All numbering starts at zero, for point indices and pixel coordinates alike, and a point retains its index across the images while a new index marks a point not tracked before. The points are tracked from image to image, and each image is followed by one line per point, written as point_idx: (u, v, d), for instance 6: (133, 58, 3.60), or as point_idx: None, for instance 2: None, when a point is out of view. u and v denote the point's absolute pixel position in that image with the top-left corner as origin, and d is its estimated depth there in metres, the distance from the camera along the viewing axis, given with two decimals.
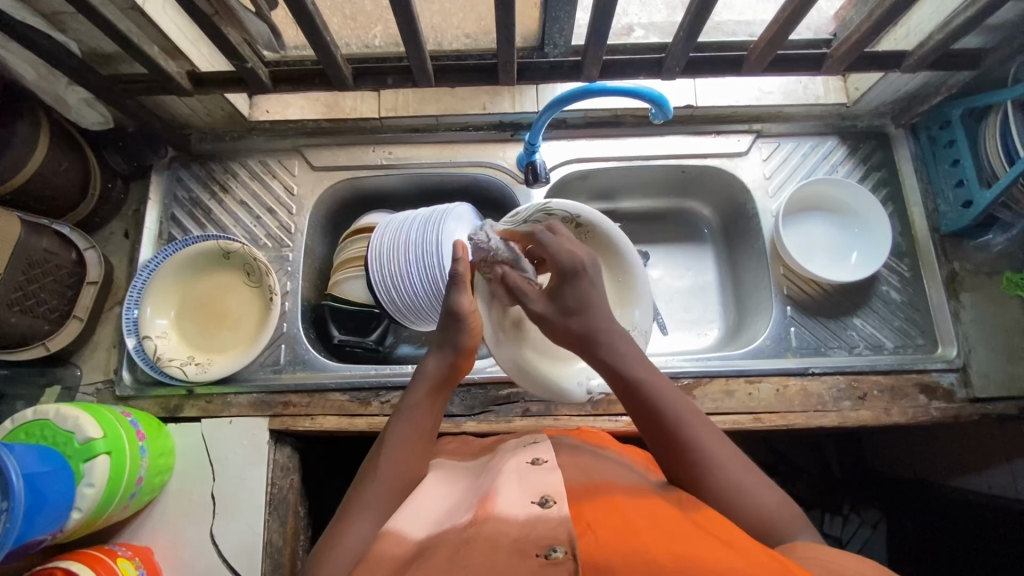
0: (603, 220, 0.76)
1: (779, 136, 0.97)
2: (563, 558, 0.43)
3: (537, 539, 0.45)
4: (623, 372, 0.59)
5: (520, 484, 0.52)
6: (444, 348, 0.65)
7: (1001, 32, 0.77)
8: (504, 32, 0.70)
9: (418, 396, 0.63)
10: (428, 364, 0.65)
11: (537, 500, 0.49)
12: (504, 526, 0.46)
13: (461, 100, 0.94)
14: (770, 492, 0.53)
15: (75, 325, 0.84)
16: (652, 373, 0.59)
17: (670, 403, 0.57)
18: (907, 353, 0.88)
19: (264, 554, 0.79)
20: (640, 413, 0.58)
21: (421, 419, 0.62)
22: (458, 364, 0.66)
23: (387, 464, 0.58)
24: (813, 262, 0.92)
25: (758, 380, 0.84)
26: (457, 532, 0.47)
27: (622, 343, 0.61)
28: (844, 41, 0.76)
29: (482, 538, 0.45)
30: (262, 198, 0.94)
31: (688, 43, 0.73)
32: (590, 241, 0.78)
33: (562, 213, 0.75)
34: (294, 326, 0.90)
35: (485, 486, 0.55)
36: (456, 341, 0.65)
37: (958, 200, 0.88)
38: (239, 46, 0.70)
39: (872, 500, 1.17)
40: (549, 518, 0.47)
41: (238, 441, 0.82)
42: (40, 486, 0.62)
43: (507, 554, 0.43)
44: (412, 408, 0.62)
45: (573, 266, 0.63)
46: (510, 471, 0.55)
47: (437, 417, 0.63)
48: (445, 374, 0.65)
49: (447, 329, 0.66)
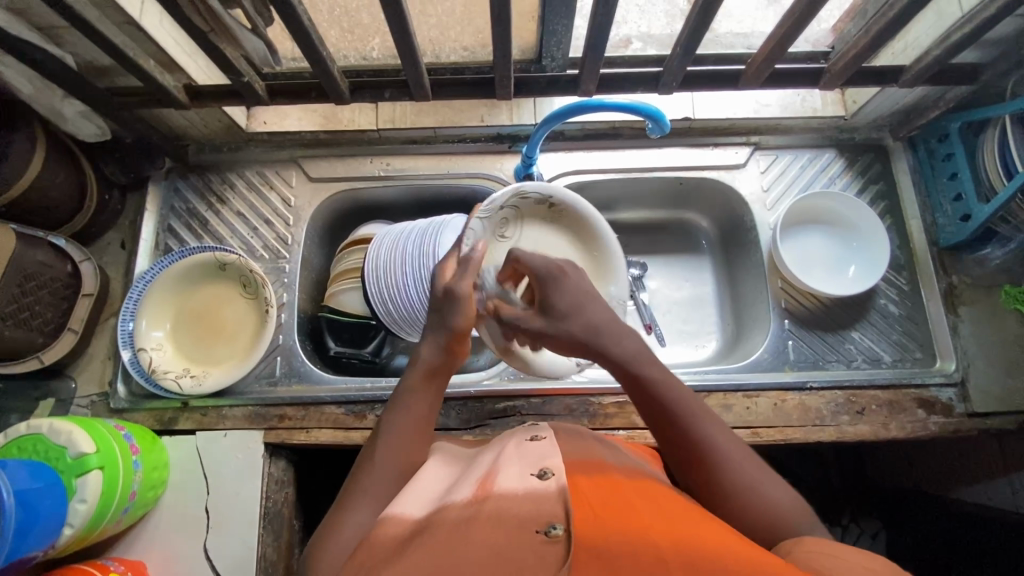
0: (577, 199, 0.74)
1: (777, 149, 0.97)
2: (562, 535, 0.42)
3: (537, 516, 0.44)
4: (632, 372, 0.57)
5: (519, 463, 0.52)
6: (437, 331, 0.62)
7: (999, 47, 0.77)
8: (502, 47, 0.70)
9: (413, 384, 0.60)
10: (422, 351, 0.61)
11: (536, 474, 0.50)
12: (505, 502, 0.46)
13: (458, 112, 0.95)
14: (776, 484, 0.53)
15: (70, 337, 0.83)
16: (660, 372, 0.57)
17: (681, 402, 0.55)
18: (906, 366, 0.88)
19: (258, 569, 0.79)
20: (648, 412, 0.56)
21: (416, 409, 0.59)
22: (455, 349, 0.62)
23: (383, 456, 0.56)
24: (811, 276, 0.92)
25: (756, 394, 0.84)
26: (457, 508, 0.47)
27: (628, 339, 0.59)
28: (842, 55, 0.76)
29: (485, 515, 0.45)
30: (259, 209, 0.94)
31: (685, 57, 0.74)
32: (563, 218, 0.76)
33: (536, 194, 0.73)
34: (290, 339, 0.89)
35: (484, 468, 0.54)
36: (450, 323, 0.61)
37: (956, 214, 0.87)
38: (236, 61, 0.70)
39: (872, 511, 1.17)
40: (549, 494, 0.47)
41: (233, 454, 0.82)
42: (32, 502, 0.61)
43: (508, 530, 0.43)
44: (408, 396, 0.59)
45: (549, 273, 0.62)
46: (508, 454, 0.56)
47: (432, 405, 0.60)
48: (443, 359, 0.62)
49: (440, 315, 0.62)
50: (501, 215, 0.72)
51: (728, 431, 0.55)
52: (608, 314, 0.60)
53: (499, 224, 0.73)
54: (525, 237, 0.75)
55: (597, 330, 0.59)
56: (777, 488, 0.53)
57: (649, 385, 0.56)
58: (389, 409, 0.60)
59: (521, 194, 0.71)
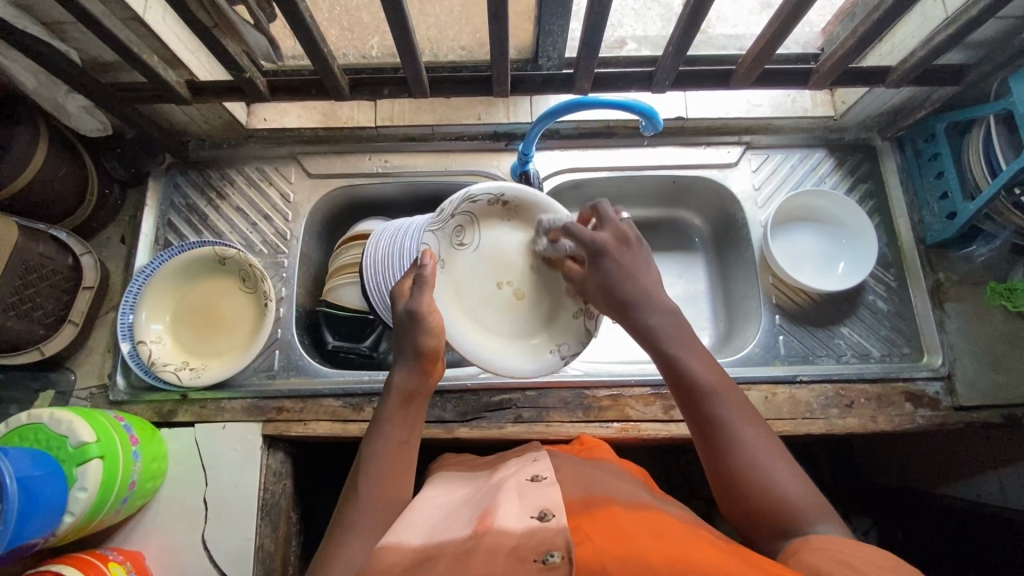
0: (525, 192, 0.75)
1: (767, 148, 0.99)
2: (560, 562, 0.44)
3: (534, 546, 0.46)
4: (658, 342, 0.62)
5: (519, 501, 0.53)
6: (405, 356, 0.65)
7: (982, 48, 0.78)
8: (498, 45, 0.71)
9: (389, 410, 0.64)
10: (397, 376, 0.65)
11: (536, 513, 0.50)
12: (502, 537, 0.47)
13: (455, 109, 0.96)
14: (790, 472, 0.54)
15: (71, 329, 0.84)
16: (687, 346, 0.61)
17: (704, 375, 0.59)
18: (893, 361, 0.89)
19: (256, 559, 0.79)
20: (672, 383, 0.60)
21: (398, 430, 0.63)
22: (425, 370, 0.66)
23: (367, 485, 0.59)
24: (801, 273, 0.94)
25: (747, 387, 0.86)
26: (457, 543, 0.48)
27: (656, 313, 0.63)
28: (830, 56, 0.78)
29: (481, 549, 0.46)
30: (259, 204, 0.95)
31: (678, 56, 0.75)
32: (523, 214, 0.77)
33: (486, 196, 0.74)
34: (288, 333, 0.90)
35: (486, 502, 0.56)
36: (417, 345, 0.65)
37: (942, 211, 0.89)
38: (238, 56, 0.71)
39: (863, 509, 1.18)
40: (548, 528, 0.48)
41: (231, 446, 0.83)
42: (34, 490, 0.62)
43: (505, 559, 0.44)
44: (386, 423, 0.63)
45: (596, 247, 0.66)
46: (510, 491, 0.56)
47: (413, 426, 0.64)
48: (416, 383, 0.65)
49: (406, 335, 0.65)
50: (454, 224, 0.75)
51: (750, 412, 0.58)
52: (643, 288, 0.64)
53: (455, 231, 0.75)
54: (486, 238, 0.76)
55: (633, 297, 0.64)
56: (788, 476, 0.54)
57: (675, 356, 0.60)
58: (369, 439, 0.63)
59: (469, 199, 0.74)
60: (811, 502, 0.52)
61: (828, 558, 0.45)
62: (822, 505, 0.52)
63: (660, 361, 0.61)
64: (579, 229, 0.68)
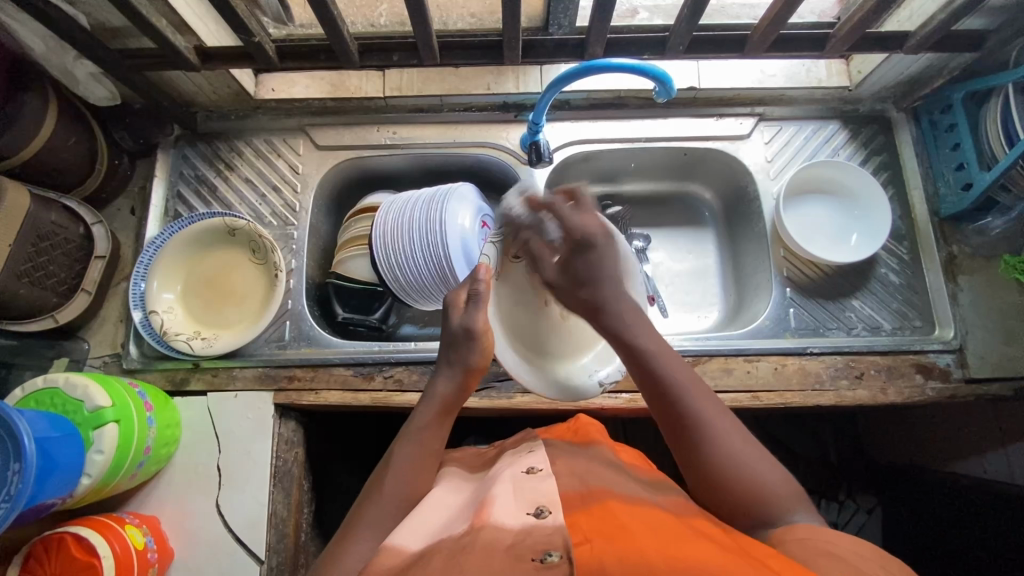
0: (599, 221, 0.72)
1: (781, 120, 0.97)
2: (559, 561, 0.43)
3: (532, 545, 0.45)
4: (629, 342, 0.62)
5: (515, 495, 0.53)
6: (454, 368, 0.67)
7: (1003, 14, 0.77)
8: (511, 7, 0.70)
9: (426, 417, 0.65)
10: (438, 386, 0.67)
11: (531, 510, 0.50)
12: (498, 532, 0.47)
13: (464, 79, 0.95)
14: (766, 462, 0.56)
15: (84, 298, 0.85)
16: (658, 344, 0.62)
17: (673, 373, 0.60)
18: (904, 334, 0.89)
19: (269, 526, 0.80)
20: (643, 379, 0.61)
21: (428, 440, 0.64)
22: (466, 385, 0.67)
23: (392, 482, 0.60)
24: (813, 244, 0.93)
25: (757, 359, 0.86)
26: (452, 542, 0.48)
27: (627, 308, 0.64)
28: (846, 21, 0.77)
29: (478, 544, 0.46)
30: (268, 176, 0.95)
31: (691, 21, 0.74)
32: None
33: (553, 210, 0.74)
34: (299, 304, 0.91)
35: (483, 495, 0.56)
36: (466, 361, 0.67)
37: (958, 183, 0.88)
38: (247, 19, 0.71)
39: (868, 487, 1.18)
40: (544, 526, 0.48)
41: (242, 415, 0.84)
42: (52, 451, 0.63)
43: (501, 558, 0.44)
44: (422, 428, 0.64)
45: (584, 238, 0.65)
46: (505, 484, 0.56)
47: (441, 436, 0.66)
48: (455, 396, 0.67)
49: (459, 351, 0.67)
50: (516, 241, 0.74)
51: (720, 407, 0.59)
52: (617, 291, 0.64)
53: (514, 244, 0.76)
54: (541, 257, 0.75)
55: (600, 295, 0.63)
56: (765, 466, 0.56)
57: (649, 356, 0.61)
58: (399, 439, 0.64)
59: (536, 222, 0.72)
60: (785, 489, 0.54)
61: (816, 551, 0.45)
62: (797, 494, 0.54)
63: (631, 359, 0.62)
64: (569, 214, 0.65)
